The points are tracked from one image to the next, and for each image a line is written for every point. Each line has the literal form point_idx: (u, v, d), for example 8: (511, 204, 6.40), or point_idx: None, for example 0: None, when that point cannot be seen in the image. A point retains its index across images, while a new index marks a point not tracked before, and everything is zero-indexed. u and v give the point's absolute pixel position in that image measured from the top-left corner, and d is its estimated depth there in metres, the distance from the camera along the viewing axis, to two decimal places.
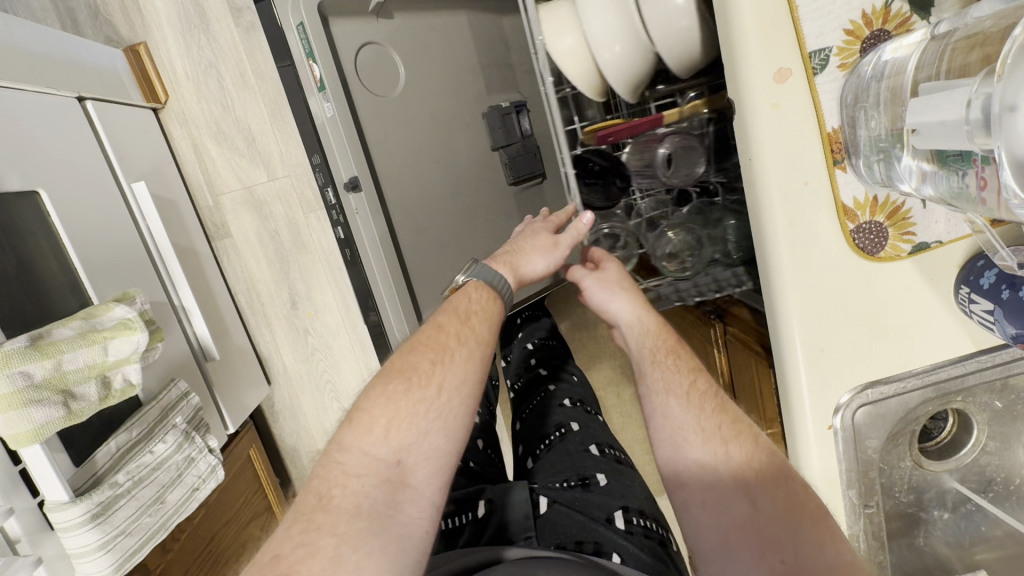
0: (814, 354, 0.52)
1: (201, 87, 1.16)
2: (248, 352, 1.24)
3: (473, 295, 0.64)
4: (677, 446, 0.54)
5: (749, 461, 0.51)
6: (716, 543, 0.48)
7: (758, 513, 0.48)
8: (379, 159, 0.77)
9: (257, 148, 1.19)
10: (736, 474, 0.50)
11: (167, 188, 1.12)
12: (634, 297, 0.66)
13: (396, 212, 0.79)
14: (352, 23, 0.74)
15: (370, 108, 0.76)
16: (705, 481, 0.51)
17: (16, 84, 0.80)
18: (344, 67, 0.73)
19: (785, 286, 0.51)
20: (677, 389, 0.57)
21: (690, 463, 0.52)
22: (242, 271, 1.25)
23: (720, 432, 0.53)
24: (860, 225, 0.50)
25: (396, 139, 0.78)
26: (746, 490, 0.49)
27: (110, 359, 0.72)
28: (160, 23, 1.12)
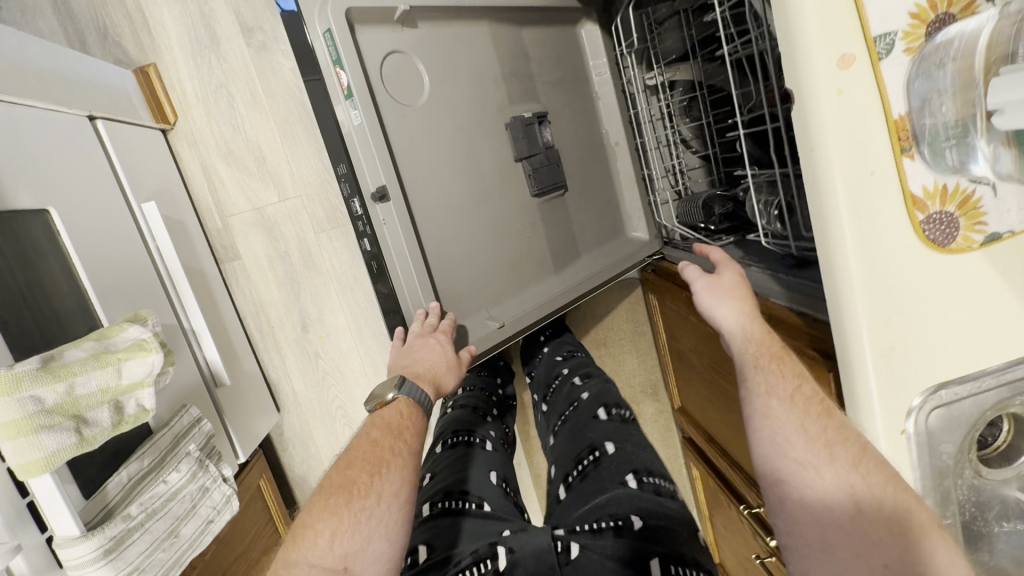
0: (891, 350, 0.49)
1: (212, 107, 1.14)
2: (257, 378, 1.20)
3: (403, 411, 0.66)
4: (778, 445, 0.52)
5: (855, 461, 0.49)
6: (813, 543, 0.48)
7: (862, 515, 0.47)
8: (405, 168, 0.75)
9: (268, 168, 1.17)
10: (839, 478, 0.48)
11: (176, 209, 1.09)
12: (743, 307, 0.64)
13: (426, 221, 0.77)
14: (377, 32, 0.73)
15: (397, 117, 0.74)
16: (807, 479, 0.50)
17: (26, 100, 0.78)
18: (371, 77, 0.72)
19: (852, 280, 0.48)
20: (779, 392, 0.55)
21: (789, 461, 0.51)
22: (251, 294, 1.21)
23: (824, 435, 0.51)
24: (930, 216, 0.47)
25: (421, 146, 0.77)
26: (852, 492, 0.48)
27: (123, 382, 0.68)
28: (170, 43, 1.11)
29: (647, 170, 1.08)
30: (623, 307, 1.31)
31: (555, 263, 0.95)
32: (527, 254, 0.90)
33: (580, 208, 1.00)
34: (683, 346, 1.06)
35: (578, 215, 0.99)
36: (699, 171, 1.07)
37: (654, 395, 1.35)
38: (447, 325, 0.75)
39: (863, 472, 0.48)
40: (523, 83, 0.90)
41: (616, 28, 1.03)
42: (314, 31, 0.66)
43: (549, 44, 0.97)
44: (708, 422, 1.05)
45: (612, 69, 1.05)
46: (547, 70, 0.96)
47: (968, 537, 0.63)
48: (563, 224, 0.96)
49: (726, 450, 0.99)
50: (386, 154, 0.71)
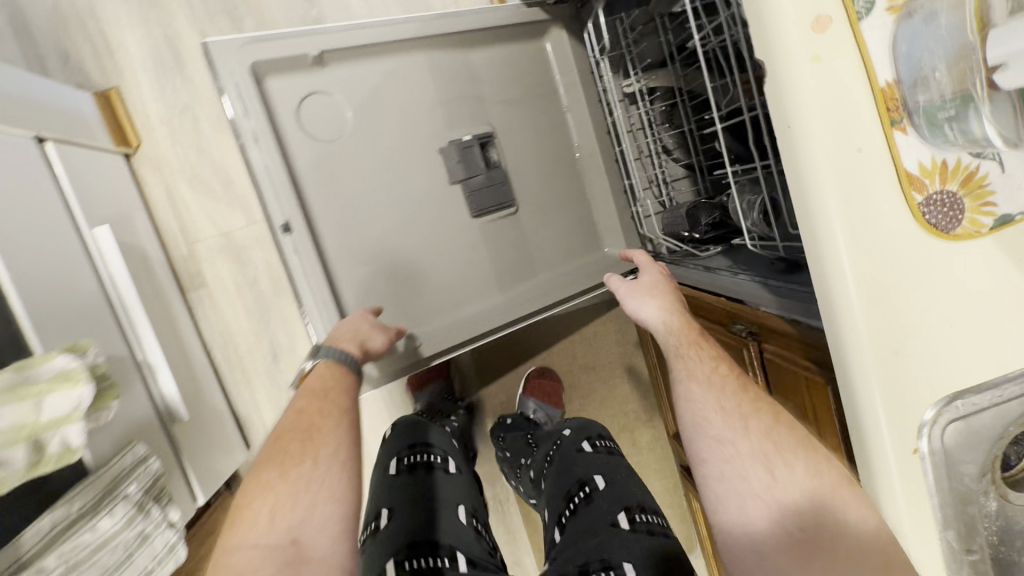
0: (899, 353, 0.42)
1: (176, 130, 1.10)
2: (223, 413, 1.12)
3: (323, 375, 0.69)
4: (700, 426, 0.55)
5: (768, 434, 0.52)
6: (736, 516, 0.49)
7: (776, 481, 0.49)
8: (314, 202, 0.82)
9: (235, 191, 1.13)
10: (753, 448, 0.51)
11: (135, 234, 1.03)
12: (664, 303, 0.68)
13: (338, 252, 0.84)
14: (289, 77, 0.82)
15: (310, 151, 0.83)
16: (724, 452, 0.52)
17: None
18: (279, 118, 0.81)
19: (846, 273, 0.42)
20: (698, 374, 0.58)
21: (710, 439, 0.53)
22: (218, 323, 1.15)
23: (739, 409, 0.54)
24: (930, 198, 0.42)
25: (337, 181, 0.84)
26: (764, 461, 0.51)
27: (44, 418, 0.61)
28: (133, 66, 1.08)
29: (626, 181, 1.05)
30: (611, 329, 1.25)
31: (501, 282, 0.96)
32: (461, 272, 0.93)
33: (539, 227, 1.00)
34: None
35: (536, 233, 0.99)
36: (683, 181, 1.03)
37: (650, 422, 1.28)
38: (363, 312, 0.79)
39: (773, 440, 0.51)
40: (463, 106, 0.94)
41: (588, 36, 1.01)
42: (220, 76, 0.75)
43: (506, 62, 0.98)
44: None
45: (584, 79, 1.03)
46: (500, 89, 0.97)
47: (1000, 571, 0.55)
48: (516, 242, 0.97)
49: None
50: (294, 188, 0.79)
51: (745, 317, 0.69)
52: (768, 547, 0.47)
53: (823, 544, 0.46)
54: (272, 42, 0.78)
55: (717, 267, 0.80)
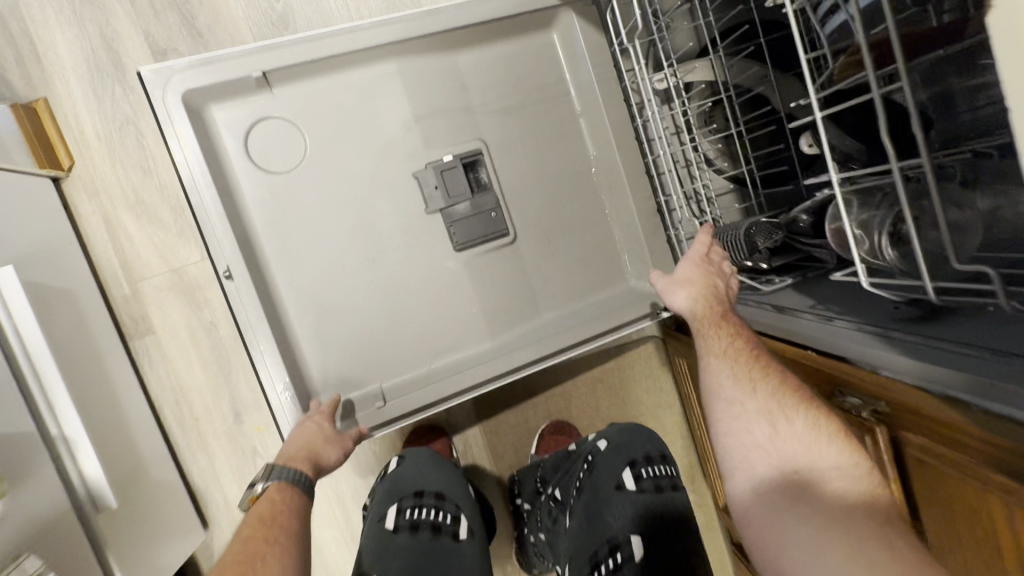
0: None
1: (117, 148, 0.92)
2: (172, 487, 0.92)
3: (274, 498, 0.61)
4: (713, 390, 0.55)
5: (775, 394, 0.52)
6: (737, 462, 0.51)
7: (779, 436, 0.50)
8: (265, 240, 0.77)
9: (187, 220, 0.94)
10: (762, 405, 0.51)
11: (62, 274, 0.84)
12: (698, 291, 0.63)
13: (291, 293, 0.77)
14: (236, 106, 0.76)
15: (263, 186, 0.77)
16: (733, 411, 0.53)
17: None
18: (227, 153, 0.76)
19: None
20: (716, 345, 0.57)
21: (719, 397, 0.54)
22: (169, 378, 0.96)
23: (749, 370, 0.54)
24: None
25: (292, 217, 0.78)
26: (769, 418, 0.51)
27: None
28: (65, 74, 0.91)
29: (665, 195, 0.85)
30: (641, 373, 1.05)
31: (492, 324, 0.83)
32: (445, 313, 0.82)
33: (544, 257, 0.85)
34: None
35: (539, 265, 0.84)
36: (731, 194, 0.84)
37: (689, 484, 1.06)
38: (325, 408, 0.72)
39: (778, 398, 0.51)
40: (447, 118, 0.82)
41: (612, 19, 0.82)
42: (163, 117, 0.70)
43: (501, 62, 0.83)
44: None
45: (602, 76, 0.83)
46: (491, 94, 0.83)
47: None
48: (517, 273, 0.84)
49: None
50: (242, 233, 0.74)
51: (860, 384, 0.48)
52: (766, 494, 0.49)
53: (819, 491, 0.47)
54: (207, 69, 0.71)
55: (793, 306, 0.60)
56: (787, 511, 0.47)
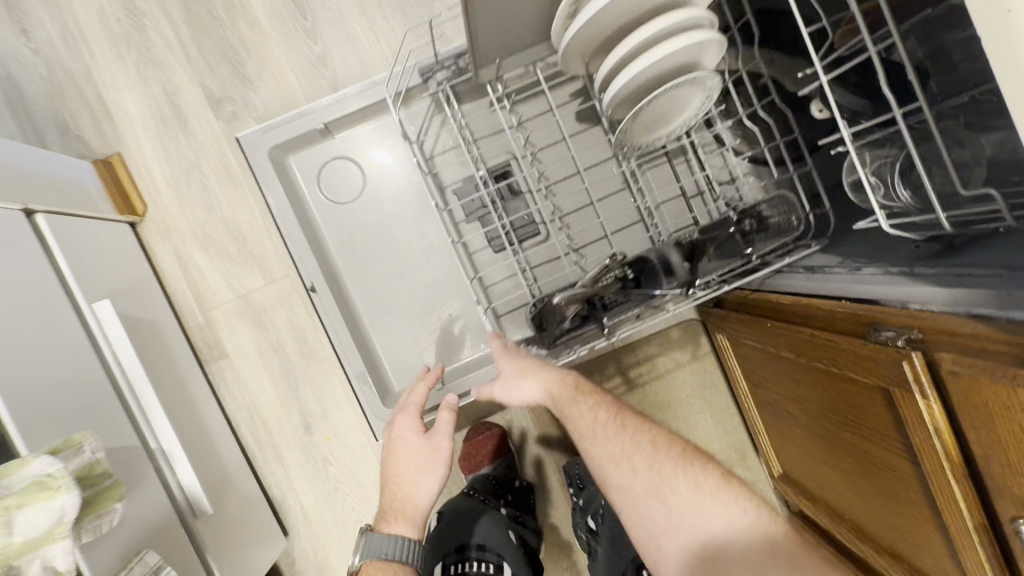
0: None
1: (183, 190, 1.02)
2: (255, 498, 0.99)
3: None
4: (606, 480, 0.71)
5: (651, 468, 0.70)
6: (649, 539, 0.69)
7: (672, 510, 0.68)
8: (341, 261, 0.88)
9: (249, 248, 1.02)
10: (647, 483, 0.69)
11: (147, 307, 0.93)
12: (540, 376, 0.69)
13: (366, 303, 0.89)
14: (307, 150, 0.88)
15: (332, 216, 0.88)
16: (628, 495, 0.69)
17: None
18: (304, 190, 0.88)
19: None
20: (586, 429, 0.70)
21: (613, 483, 0.70)
22: (243, 396, 1.03)
23: (626, 453, 0.70)
24: None
25: (362, 239, 0.89)
26: (660, 494, 0.69)
27: (15, 541, 0.50)
28: (135, 130, 1.01)
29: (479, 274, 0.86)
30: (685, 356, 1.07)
31: None
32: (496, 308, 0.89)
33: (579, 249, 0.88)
34: (777, 395, 0.79)
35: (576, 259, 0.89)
36: (556, 261, 0.87)
37: (742, 461, 1.06)
38: (410, 400, 0.71)
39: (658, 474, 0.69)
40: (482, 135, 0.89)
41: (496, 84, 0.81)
42: (254, 166, 0.82)
43: None
44: (837, 496, 0.74)
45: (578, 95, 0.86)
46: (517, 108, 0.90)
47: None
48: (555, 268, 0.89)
49: (896, 548, 0.65)
50: (320, 257, 0.85)
51: (890, 320, 0.50)
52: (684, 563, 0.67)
53: (719, 550, 0.66)
54: (286, 125, 0.82)
55: (825, 265, 0.64)
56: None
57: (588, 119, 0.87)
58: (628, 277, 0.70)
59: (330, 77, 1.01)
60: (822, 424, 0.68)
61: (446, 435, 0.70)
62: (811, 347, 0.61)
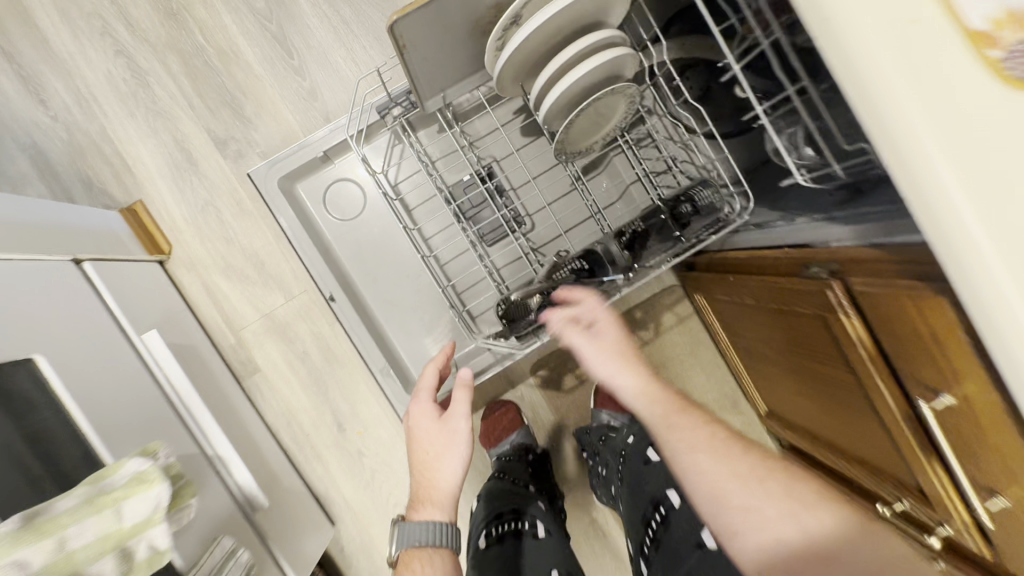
0: (1010, 206, 0.37)
1: (202, 226, 1.13)
2: (302, 493, 1.10)
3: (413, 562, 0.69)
4: (718, 496, 0.60)
5: (786, 492, 0.59)
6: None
7: (810, 538, 0.55)
8: (354, 271, 0.99)
9: (267, 271, 1.13)
10: (778, 508, 0.58)
11: (185, 334, 1.04)
12: (635, 369, 0.72)
13: (381, 306, 1.00)
14: (312, 177, 0.98)
15: (341, 232, 0.99)
16: (755, 520, 0.58)
17: (22, 254, 0.76)
18: (312, 212, 0.99)
19: (917, 134, 0.38)
20: (699, 443, 0.64)
21: (733, 510, 0.59)
22: (279, 405, 1.14)
23: (752, 472, 0.61)
24: (1011, 50, 0.37)
25: (370, 249, 1.00)
26: (794, 516, 0.57)
27: (127, 525, 0.60)
28: (152, 177, 1.12)
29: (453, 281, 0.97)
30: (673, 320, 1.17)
31: None
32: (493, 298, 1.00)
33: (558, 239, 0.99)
34: (751, 340, 0.90)
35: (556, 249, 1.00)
36: (520, 261, 0.99)
37: (735, 408, 1.17)
38: (426, 382, 0.78)
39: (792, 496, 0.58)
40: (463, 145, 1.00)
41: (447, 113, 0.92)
42: (266, 197, 0.92)
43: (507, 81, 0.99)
44: (813, 420, 0.84)
45: (523, 111, 0.97)
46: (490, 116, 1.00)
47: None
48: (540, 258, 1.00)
49: (862, 457, 0.75)
50: (335, 270, 0.96)
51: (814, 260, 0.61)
52: None
53: None
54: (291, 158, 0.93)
55: (770, 221, 0.74)
56: None
57: (532, 133, 0.98)
58: (581, 268, 0.86)
59: (321, 108, 1.12)
60: (789, 358, 0.78)
61: (461, 410, 0.75)
62: (773, 293, 0.71)
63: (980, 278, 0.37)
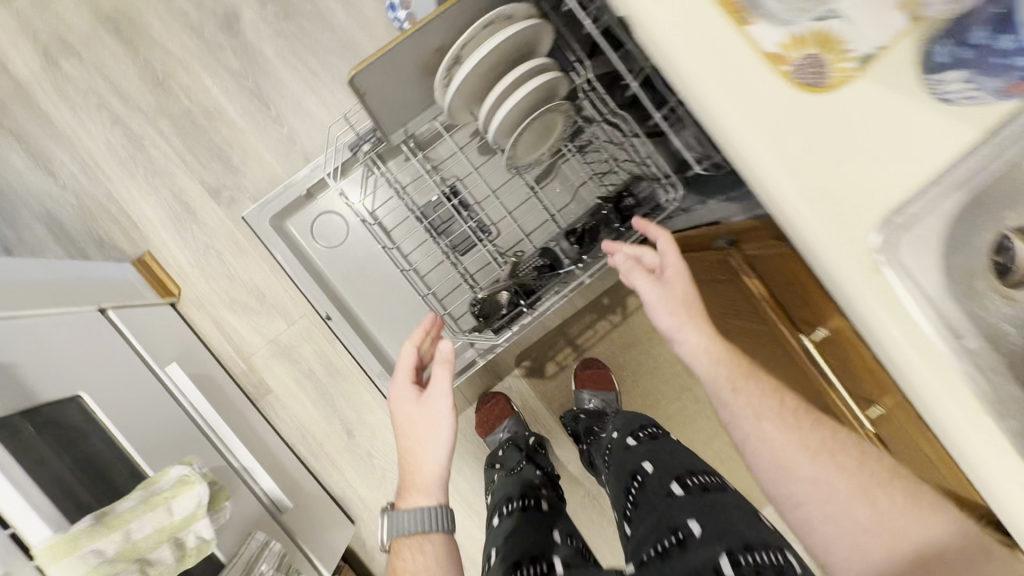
0: (815, 176, 0.50)
1: (206, 268, 1.25)
2: (322, 496, 1.22)
3: (406, 552, 0.66)
4: (787, 469, 0.62)
5: (855, 468, 0.61)
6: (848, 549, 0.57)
7: (879, 513, 0.58)
8: (346, 291, 1.12)
9: (269, 301, 1.25)
10: (845, 481, 0.60)
11: (202, 365, 1.17)
12: (700, 328, 0.70)
13: (373, 319, 1.12)
14: (298, 213, 1.11)
15: (330, 258, 1.12)
16: (820, 492, 0.60)
17: (58, 307, 0.89)
18: (302, 244, 1.11)
19: (743, 133, 0.51)
20: (767, 412, 0.64)
21: (801, 481, 0.61)
22: (292, 420, 1.26)
23: (823, 447, 0.62)
24: (797, 64, 0.50)
25: (357, 270, 1.12)
26: (864, 494, 0.59)
27: (177, 518, 0.72)
28: (156, 229, 1.25)
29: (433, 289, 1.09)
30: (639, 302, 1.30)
31: None
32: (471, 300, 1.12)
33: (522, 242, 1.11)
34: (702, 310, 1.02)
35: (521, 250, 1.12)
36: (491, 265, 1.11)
37: None
38: (406, 362, 0.75)
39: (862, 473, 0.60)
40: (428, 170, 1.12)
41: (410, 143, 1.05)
42: (261, 235, 1.05)
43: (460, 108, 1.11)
44: None
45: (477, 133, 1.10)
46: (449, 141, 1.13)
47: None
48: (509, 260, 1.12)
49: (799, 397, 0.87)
50: (328, 292, 1.09)
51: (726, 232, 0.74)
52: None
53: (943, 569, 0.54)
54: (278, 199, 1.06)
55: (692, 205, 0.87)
56: None
57: (488, 152, 1.11)
58: (543, 265, 1.00)
59: (301, 150, 1.25)
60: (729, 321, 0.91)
61: (436, 384, 0.71)
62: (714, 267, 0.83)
63: (806, 235, 0.50)
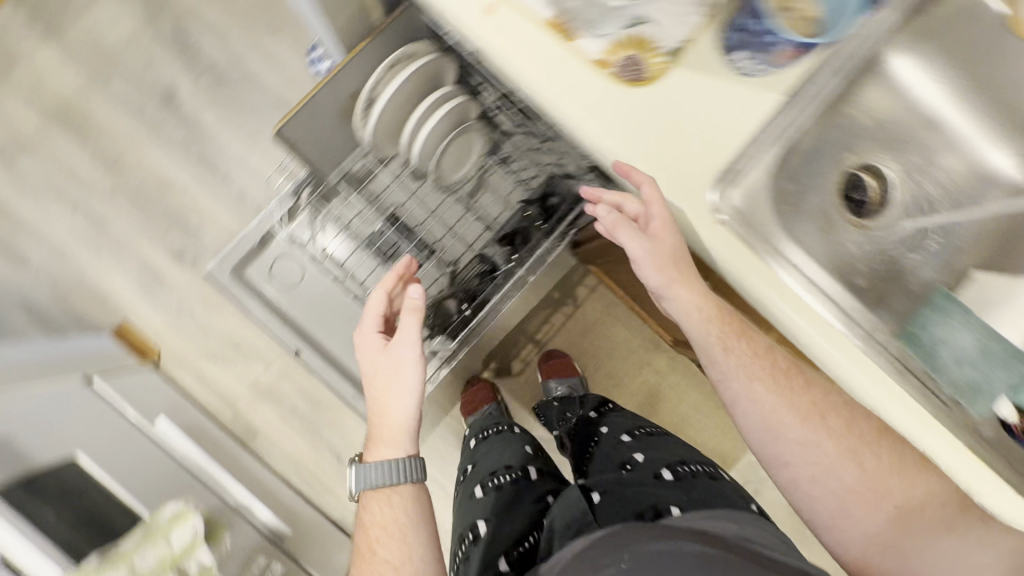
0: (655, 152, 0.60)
1: (180, 327, 1.33)
2: (320, 522, 1.29)
3: (374, 504, 0.73)
4: (777, 433, 0.65)
5: (844, 429, 0.65)
6: (834, 508, 0.64)
7: (865, 474, 0.63)
8: (312, 326, 1.21)
9: (244, 348, 1.34)
10: (836, 445, 0.64)
11: (190, 416, 1.24)
12: (692, 285, 0.64)
13: (341, 347, 1.21)
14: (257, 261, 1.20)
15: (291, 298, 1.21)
16: (811, 455, 0.65)
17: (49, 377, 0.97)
18: (263, 288, 1.20)
19: (590, 128, 0.60)
20: (756, 372, 0.66)
21: (793, 446, 0.65)
22: (283, 455, 1.33)
23: (815, 411, 0.66)
24: (619, 66, 0.61)
25: (318, 305, 1.22)
26: (854, 456, 0.64)
27: (177, 548, 0.80)
28: (129, 299, 1.33)
29: None
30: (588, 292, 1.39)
31: None
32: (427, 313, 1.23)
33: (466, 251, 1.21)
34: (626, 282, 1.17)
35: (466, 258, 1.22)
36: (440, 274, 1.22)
37: (659, 348, 1.39)
38: (375, 305, 0.80)
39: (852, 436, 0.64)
40: None
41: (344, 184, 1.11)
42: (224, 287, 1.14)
43: None
44: None
45: None
46: None
47: (887, 282, 0.73)
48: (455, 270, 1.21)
49: None
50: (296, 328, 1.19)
51: None
52: (873, 528, 0.62)
53: (918, 518, 0.61)
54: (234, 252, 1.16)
55: None
56: (898, 539, 0.61)
57: None
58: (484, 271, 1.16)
59: (253, 204, 1.34)
60: None
61: (407, 329, 0.75)
62: None
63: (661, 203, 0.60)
